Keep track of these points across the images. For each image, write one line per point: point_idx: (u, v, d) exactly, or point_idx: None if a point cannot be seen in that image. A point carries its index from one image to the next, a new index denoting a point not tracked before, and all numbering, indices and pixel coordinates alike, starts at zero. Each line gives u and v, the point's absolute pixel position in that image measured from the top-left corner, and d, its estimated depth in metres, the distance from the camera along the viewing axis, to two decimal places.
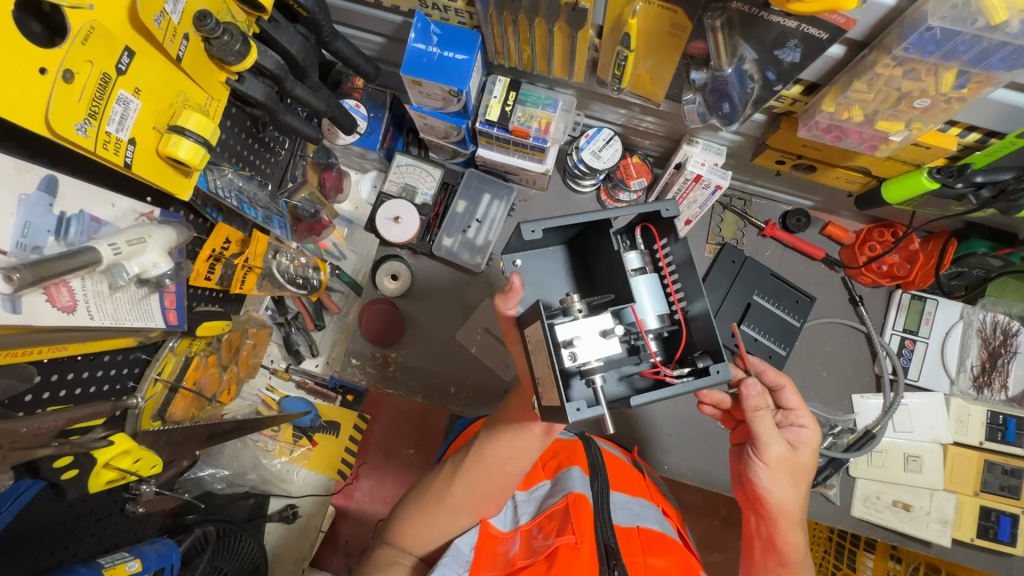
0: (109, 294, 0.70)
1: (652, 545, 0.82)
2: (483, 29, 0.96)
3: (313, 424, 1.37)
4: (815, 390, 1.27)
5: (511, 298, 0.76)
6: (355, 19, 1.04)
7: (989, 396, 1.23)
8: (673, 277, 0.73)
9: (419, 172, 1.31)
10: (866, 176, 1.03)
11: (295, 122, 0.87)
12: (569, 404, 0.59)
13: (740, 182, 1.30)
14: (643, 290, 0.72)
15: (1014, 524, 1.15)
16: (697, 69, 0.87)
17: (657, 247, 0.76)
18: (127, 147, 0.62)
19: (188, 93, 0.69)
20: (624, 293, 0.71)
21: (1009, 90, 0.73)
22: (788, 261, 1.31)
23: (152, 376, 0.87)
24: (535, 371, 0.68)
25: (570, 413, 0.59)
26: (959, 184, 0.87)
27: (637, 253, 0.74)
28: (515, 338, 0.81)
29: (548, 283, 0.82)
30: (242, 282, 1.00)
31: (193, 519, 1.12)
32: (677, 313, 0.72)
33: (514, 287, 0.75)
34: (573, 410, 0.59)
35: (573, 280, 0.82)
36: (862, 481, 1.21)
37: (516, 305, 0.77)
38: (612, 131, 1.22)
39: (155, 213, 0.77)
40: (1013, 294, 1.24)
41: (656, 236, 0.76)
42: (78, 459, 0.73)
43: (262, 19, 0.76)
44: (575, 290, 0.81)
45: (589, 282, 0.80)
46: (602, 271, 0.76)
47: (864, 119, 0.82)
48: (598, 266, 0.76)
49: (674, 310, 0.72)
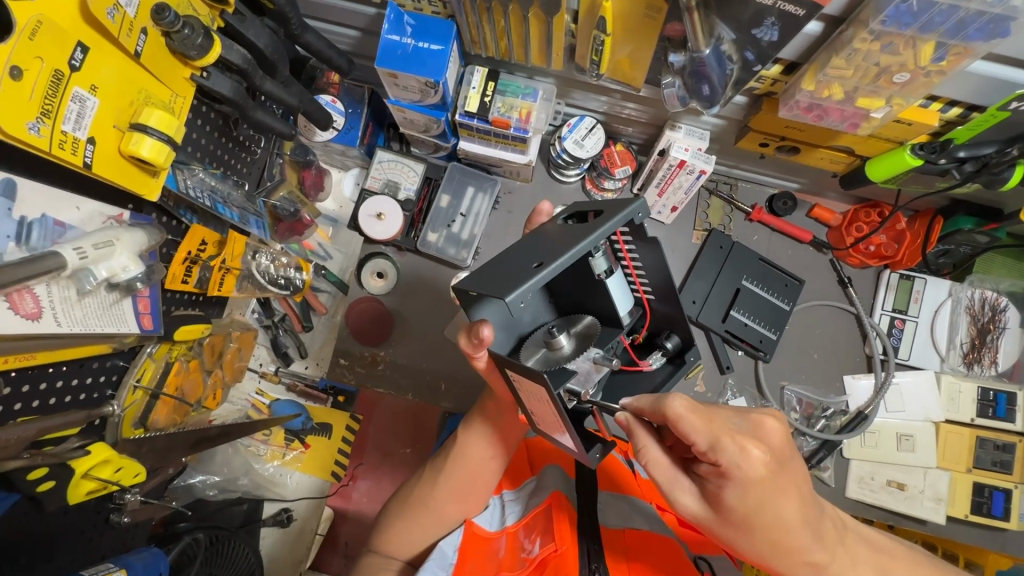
0: (77, 300, 0.69)
1: (639, 547, 0.80)
2: (457, 18, 0.95)
3: (304, 427, 1.36)
4: (806, 373, 1.27)
5: (481, 347, 0.67)
6: (328, 12, 1.01)
7: (979, 372, 1.24)
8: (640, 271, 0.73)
9: (401, 168, 1.28)
10: (850, 156, 1.02)
11: (268, 118, 0.84)
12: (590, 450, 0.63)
13: (725, 166, 1.29)
14: (618, 293, 0.69)
15: (1007, 499, 1.16)
16: (675, 51, 0.85)
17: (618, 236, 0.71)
18: (86, 147, 0.60)
19: (150, 91, 0.67)
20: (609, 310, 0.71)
21: (988, 61, 0.73)
22: (776, 245, 1.30)
23: (131, 384, 0.86)
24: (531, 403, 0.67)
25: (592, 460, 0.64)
26: (942, 160, 0.88)
27: (605, 255, 0.67)
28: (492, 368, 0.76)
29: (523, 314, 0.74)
30: (220, 285, 0.99)
31: (184, 526, 1.10)
32: (642, 297, 0.74)
33: (485, 339, 0.65)
34: (592, 457, 0.63)
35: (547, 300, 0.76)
36: (855, 462, 1.22)
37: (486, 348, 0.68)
38: (595, 119, 1.20)
39: (124, 215, 0.75)
40: (1001, 269, 1.24)
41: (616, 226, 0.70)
42: (53, 470, 0.71)
43: (226, 11, 0.74)
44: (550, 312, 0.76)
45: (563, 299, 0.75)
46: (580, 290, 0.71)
47: (844, 96, 0.81)
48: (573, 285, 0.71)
49: (638, 295, 0.74)
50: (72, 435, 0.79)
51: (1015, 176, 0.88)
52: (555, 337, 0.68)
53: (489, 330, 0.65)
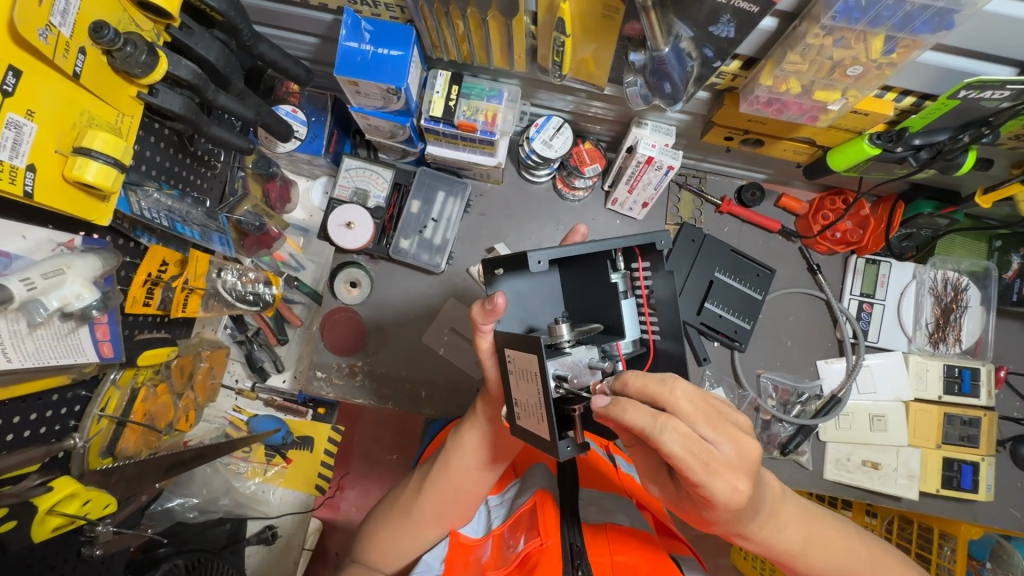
0: (28, 333, 0.67)
1: (620, 543, 0.80)
2: (415, 22, 0.93)
3: (285, 441, 1.32)
4: (781, 360, 1.29)
5: (491, 315, 0.72)
6: (284, 20, 0.99)
7: (945, 350, 1.28)
8: (650, 304, 0.76)
9: (370, 175, 1.26)
10: (811, 146, 1.04)
11: (224, 133, 0.81)
12: (560, 442, 0.63)
13: (693, 160, 1.31)
14: (625, 316, 0.75)
15: (976, 471, 1.20)
16: (635, 50, 0.85)
17: (639, 268, 0.76)
18: (25, 175, 0.58)
19: (93, 111, 0.65)
20: (616, 324, 0.75)
21: (937, 52, 0.74)
22: (746, 236, 1.32)
23: (95, 413, 0.83)
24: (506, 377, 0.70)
25: (563, 451, 0.63)
26: (899, 148, 0.90)
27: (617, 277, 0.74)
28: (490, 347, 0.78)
29: (540, 309, 0.80)
30: (184, 306, 0.96)
31: (164, 552, 1.09)
32: (649, 339, 0.77)
33: (499, 306, 0.70)
34: (563, 448, 0.63)
35: (566, 306, 0.81)
36: (832, 444, 1.24)
37: (495, 320, 0.74)
38: (562, 119, 1.20)
39: (75, 241, 0.73)
40: (961, 249, 1.29)
41: (638, 257, 0.75)
42: (15, 510, 0.69)
43: (172, 26, 0.72)
44: (566, 316, 0.81)
45: (573, 297, 0.80)
46: (588, 295, 0.78)
47: (802, 90, 0.82)
48: (587, 292, 0.78)
49: (646, 334, 0.77)
50: (34, 471, 0.77)
51: (969, 161, 0.92)
52: (556, 326, 0.70)
53: (503, 298, 0.71)
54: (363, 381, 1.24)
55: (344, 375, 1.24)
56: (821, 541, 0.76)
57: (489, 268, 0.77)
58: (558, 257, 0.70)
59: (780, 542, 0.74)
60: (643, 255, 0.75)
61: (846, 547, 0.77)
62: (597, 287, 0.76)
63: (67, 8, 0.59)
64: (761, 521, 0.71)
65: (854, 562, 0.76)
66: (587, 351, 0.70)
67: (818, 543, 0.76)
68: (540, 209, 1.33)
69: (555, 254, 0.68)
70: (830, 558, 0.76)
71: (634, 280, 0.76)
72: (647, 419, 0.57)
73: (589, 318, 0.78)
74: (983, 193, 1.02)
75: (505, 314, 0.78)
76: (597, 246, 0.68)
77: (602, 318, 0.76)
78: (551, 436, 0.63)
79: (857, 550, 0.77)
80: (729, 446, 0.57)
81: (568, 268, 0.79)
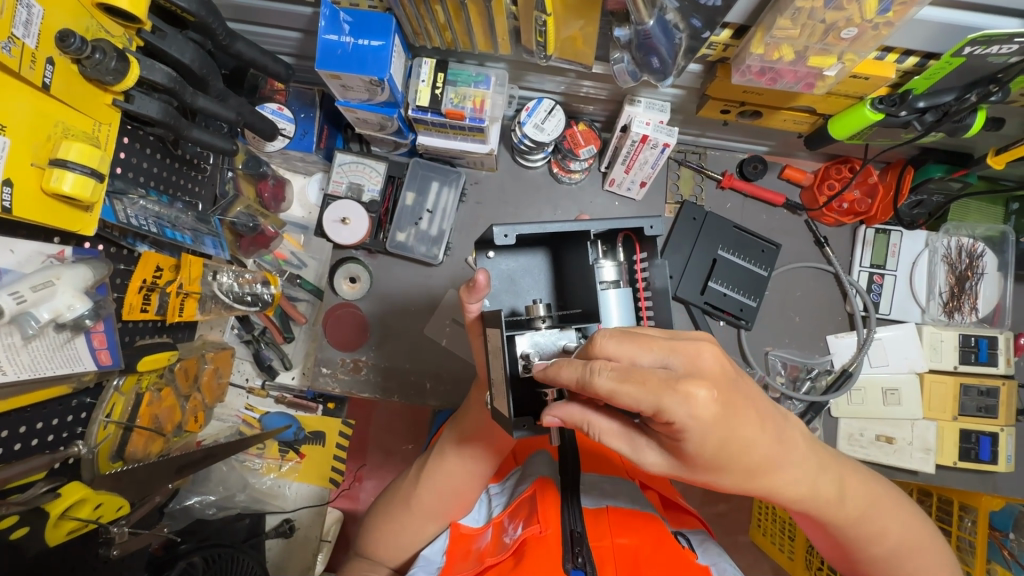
0: (23, 345, 0.68)
1: (622, 525, 0.79)
2: (395, 10, 0.90)
3: (297, 437, 1.40)
4: (790, 336, 1.26)
5: (474, 290, 0.71)
6: (264, 16, 0.97)
7: (961, 320, 1.24)
8: (645, 296, 0.75)
9: (363, 169, 1.26)
10: (811, 116, 1.01)
11: (205, 136, 0.81)
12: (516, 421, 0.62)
13: (692, 135, 1.27)
14: (614, 304, 0.72)
15: (994, 443, 1.16)
16: (620, 25, 0.82)
17: (637, 259, 0.76)
18: (3, 190, 0.59)
19: (68, 122, 0.66)
20: (593, 307, 0.71)
21: (938, 7, 0.70)
22: (750, 211, 1.28)
23: (100, 419, 0.86)
24: (490, 372, 0.69)
25: (515, 431, 0.61)
26: (902, 112, 0.85)
27: (615, 264, 0.73)
28: (477, 332, 0.78)
29: (524, 288, 0.79)
30: (181, 310, 0.97)
31: (183, 548, 1.11)
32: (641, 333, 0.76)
33: (480, 284, 0.69)
34: (519, 429, 0.62)
35: (549, 291, 0.79)
36: (844, 420, 1.22)
37: (480, 299, 0.73)
38: (553, 101, 1.17)
39: (65, 253, 0.74)
40: (976, 215, 1.24)
41: (637, 248, 0.76)
42: (25, 517, 0.72)
43: (143, 29, 0.71)
44: (547, 299, 0.79)
45: (562, 284, 0.78)
46: (575, 279, 0.75)
47: (796, 57, 0.78)
48: (571, 281, 0.76)
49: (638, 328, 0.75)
50: (40, 479, 0.79)
51: (978, 121, 0.88)
52: (533, 305, 0.71)
53: (483, 276, 0.69)
54: (368, 375, 1.24)
55: (349, 371, 1.24)
56: (851, 484, 0.69)
57: (479, 249, 0.77)
58: (530, 233, 0.70)
59: (820, 496, 0.64)
60: (641, 245, 0.75)
61: (868, 492, 0.72)
62: (580, 270, 0.73)
63: (29, 18, 0.59)
64: (802, 476, 0.61)
65: (875, 505, 0.72)
66: (561, 334, 0.70)
67: (849, 492, 0.69)
68: (538, 195, 1.30)
69: (523, 228, 0.69)
70: (858, 507, 0.70)
71: (632, 270, 0.76)
72: (577, 370, 0.51)
73: (573, 305, 0.76)
74: (994, 154, 0.98)
75: (492, 296, 0.77)
76: (592, 227, 0.69)
77: (581, 303, 0.74)
78: (507, 414, 0.63)
79: (876, 492, 0.73)
80: (675, 360, 0.50)
81: (557, 253, 0.78)
